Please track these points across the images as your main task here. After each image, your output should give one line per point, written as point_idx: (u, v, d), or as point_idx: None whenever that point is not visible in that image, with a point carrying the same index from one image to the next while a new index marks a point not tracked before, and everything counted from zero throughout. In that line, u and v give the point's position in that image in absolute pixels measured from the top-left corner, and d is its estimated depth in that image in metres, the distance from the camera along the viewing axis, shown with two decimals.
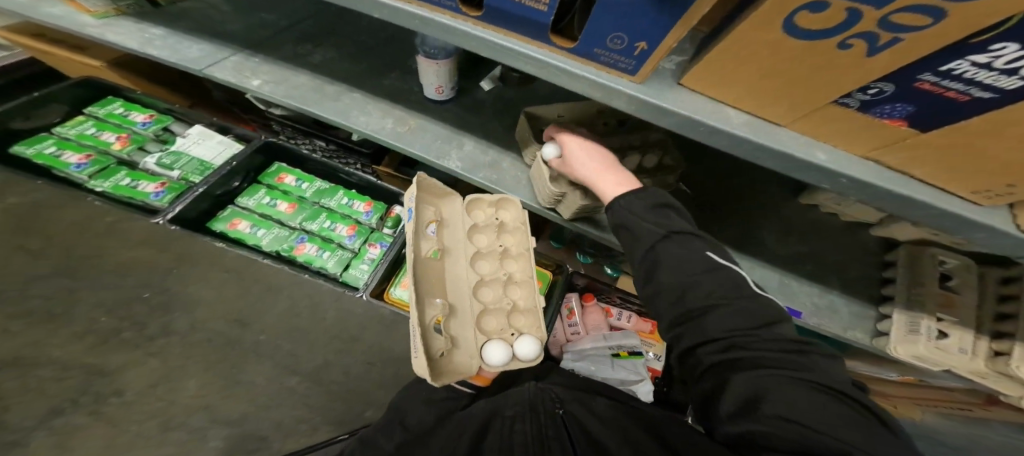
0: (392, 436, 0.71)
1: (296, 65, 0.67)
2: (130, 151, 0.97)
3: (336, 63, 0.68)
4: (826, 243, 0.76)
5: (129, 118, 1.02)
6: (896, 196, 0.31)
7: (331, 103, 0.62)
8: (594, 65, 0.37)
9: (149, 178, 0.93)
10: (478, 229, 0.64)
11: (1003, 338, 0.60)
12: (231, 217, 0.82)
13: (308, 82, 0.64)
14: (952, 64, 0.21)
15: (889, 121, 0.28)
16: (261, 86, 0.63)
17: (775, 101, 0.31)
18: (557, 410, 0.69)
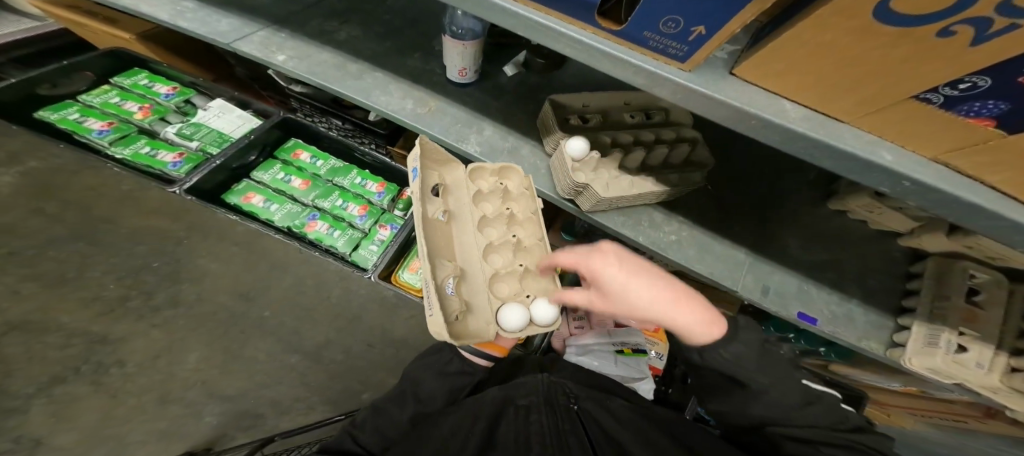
0: (404, 407, 0.72)
1: (319, 43, 0.64)
2: (151, 121, 0.98)
3: (362, 43, 0.65)
4: (847, 250, 0.74)
5: (152, 89, 1.03)
6: (963, 204, 0.29)
7: (353, 82, 0.60)
8: (640, 51, 0.35)
9: (168, 147, 0.94)
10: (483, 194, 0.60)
11: (1022, 355, 0.60)
12: (246, 191, 0.80)
13: (331, 59, 0.62)
14: None
15: (973, 120, 0.25)
16: (285, 62, 0.60)
17: (843, 93, 0.29)
18: (571, 406, 0.71)
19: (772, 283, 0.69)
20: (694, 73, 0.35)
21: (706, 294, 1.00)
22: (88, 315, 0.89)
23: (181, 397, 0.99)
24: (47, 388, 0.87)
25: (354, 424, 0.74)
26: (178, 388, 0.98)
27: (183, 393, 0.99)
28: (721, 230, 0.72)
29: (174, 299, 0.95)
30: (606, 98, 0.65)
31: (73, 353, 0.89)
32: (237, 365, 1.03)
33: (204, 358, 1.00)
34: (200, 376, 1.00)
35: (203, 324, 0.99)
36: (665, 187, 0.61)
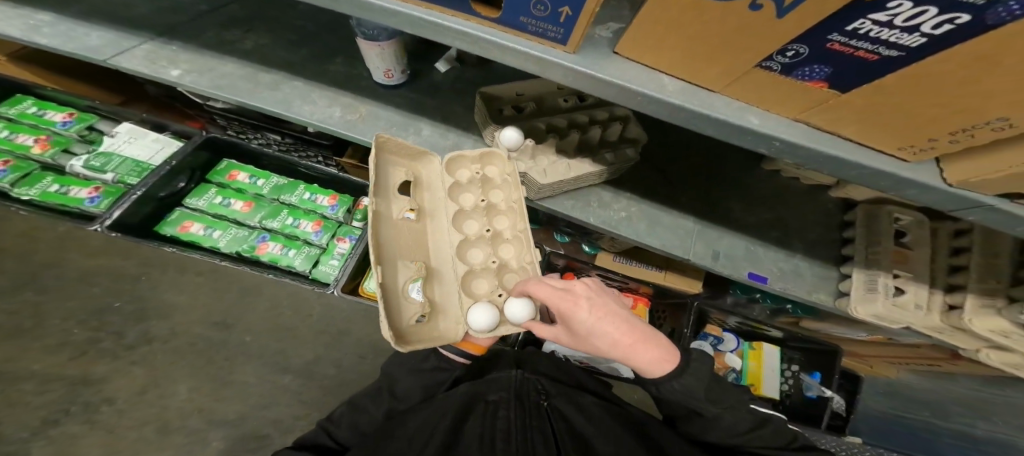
0: (380, 401, 0.82)
1: (223, 54, 0.63)
2: (53, 155, 0.84)
3: (272, 51, 0.65)
4: (790, 210, 0.76)
5: (45, 118, 0.88)
6: (825, 156, 0.31)
7: (268, 92, 0.60)
8: (526, 37, 0.33)
9: (79, 182, 0.83)
10: (460, 186, 0.57)
11: (955, 291, 0.64)
12: (182, 220, 0.81)
13: (238, 71, 0.62)
14: (856, 24, 0.20)
15: (811, 83, 0.27)
16: (183, 77, 0.60)
17: (705, 66, 0.30)
18: (543, 402, 0.73)
19: (722, 248, 0.71)
20: (580, 54, 0.34)
21: (673, 267, 1.02)
22: (64, 358, 1.09)
23: (181, 427, 1.09)
24: (43, 430, 1.04)
25: (330, 419, 0.82)
26: (175, 418, 1.09)
27: (181, 423, 1.09)
28: (668, 201, 0.73)
29: (144, 336, 1.12)
30: (538, 85, 0.65)
31: (53, 397, 1.07)
32: (229, 390, 1.13)
33: (192, 389, 1.11)
34: (193, 405, 1.11)
35: (184, 353, 1.13)
36: (601, 166, 0.60)
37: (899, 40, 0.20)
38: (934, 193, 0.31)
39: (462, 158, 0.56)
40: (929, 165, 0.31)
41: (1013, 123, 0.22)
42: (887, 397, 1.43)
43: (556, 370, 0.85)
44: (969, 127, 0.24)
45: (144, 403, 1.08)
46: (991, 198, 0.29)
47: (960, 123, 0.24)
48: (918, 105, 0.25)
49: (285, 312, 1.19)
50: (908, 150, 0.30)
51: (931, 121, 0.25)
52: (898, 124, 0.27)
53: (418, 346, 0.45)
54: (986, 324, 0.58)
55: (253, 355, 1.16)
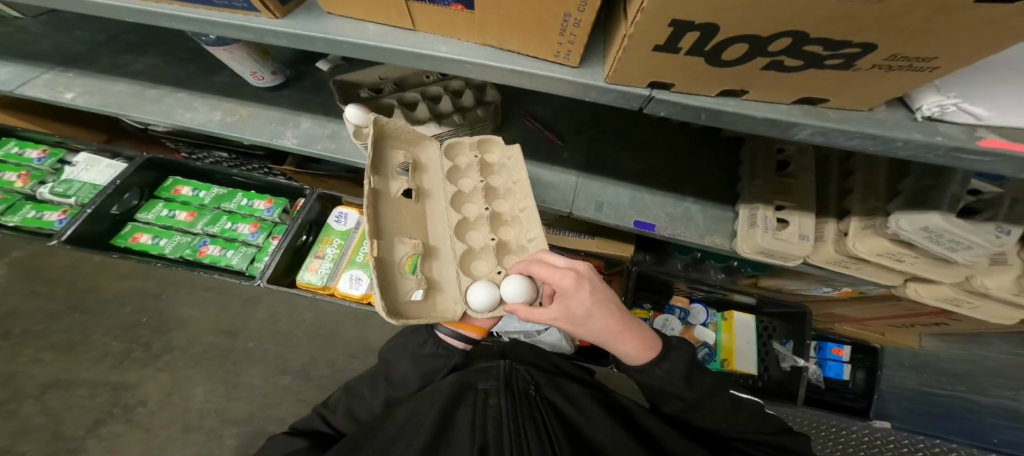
0: (377, 387, 0.84)
1: (113, 75, 0.77)
2: (31, 187, 1.00)
3: (162, 69, 0.78)
4: (677, 156, 0.74)
5: (24, 156, 1.03)
6: (503, 71, 0.36)
7: (152, 105, 0.72)
8: (235, 12, 0.39)
9: (51, 207, 0.98)
10: (459, 171, 0.64)
11: (846, 216, 0.59)
12: (133, 233, 0.95)
13: (127, 89, 0.75)
14: None
15: (454, 7, 0.33)
16: (75, 99, 0.74)
17: (383, 6, 0.35)
18: (531, 391, 0.67)
19: (607, 199, 0.71)
20: (290, 18, 0.39)
21: (603, 232, 0.99)
22: (105, 368, 1.22)
23: (200, 426, 1.17)
24: (94, 430, 1.14)
25: (326, 407, 0.90)
26: (195, 417, 1.18)
27: (201, 421, 1.17)
28: (550, 159, 0.75)
29: (169, 345, 1.26)
30: (397, 68, 0.68)
31: (101, 400, 1.18)
32: (240, 392, 1.22)
33: (209, 389, 1.21)
34: (212, 405, 1.19)
35: (200, 361, 1.25)
36: (449, 127, 0.66)
37: None
38: (608, 93, 0.35)
39: (463, 144, 0.64)
40: (597, 68, 0.35)
41: (579, 13, 0.28)
42: (911, 373, 1.24)
43: (540, 359, 0.83)
44: (563, 25, 0.30)
45: (171, 405, 1.19)
46: (646, 90, 0.33)
47: (555, 22, 0.30)
48: (518, 7, 0.30)
49: (282, 318, 1.31)
50: (560, 54, 0.33)
51: (538, 18, 0.30)
52: (531, 31, 0.32)
53: (415, 322, 0.47)
54: (869, 247, 0.54)
55: (256, 359, 1.27)
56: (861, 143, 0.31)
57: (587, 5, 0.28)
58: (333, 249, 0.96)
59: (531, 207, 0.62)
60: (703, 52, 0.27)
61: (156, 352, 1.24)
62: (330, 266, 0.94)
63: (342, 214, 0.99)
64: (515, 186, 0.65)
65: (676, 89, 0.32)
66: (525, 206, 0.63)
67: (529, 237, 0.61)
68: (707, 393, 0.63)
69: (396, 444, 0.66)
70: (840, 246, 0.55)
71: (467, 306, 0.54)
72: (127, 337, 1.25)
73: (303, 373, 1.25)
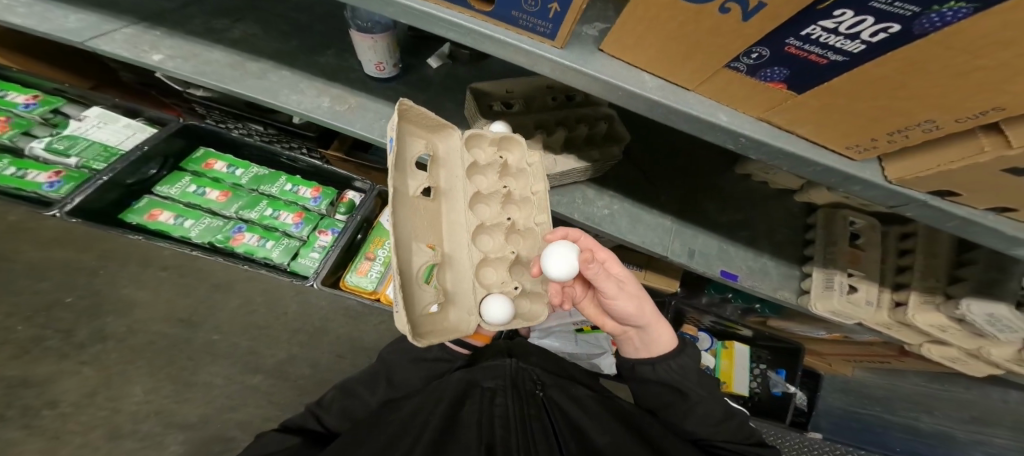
0: (376, 391, 0.73)
1: (210, 42, 0.67)
2: (10, 137, 0.77)
3: (261, 41, 0.70)
4: (760, 210, 0.79)
5: (6, 99, 0.81)
6: (783, 152, 0.35)
7: (254, 80, 0.64)
8: (514, 30, 0.39)
9: (38, 166, 0.75)
10: (477, 168, 0.55)
11: (901, 289, 0.70)
12: (150, 208, 0.81)
13: (224, 58, 0.66)
14: (808, 29, 0.23)
15: (772, 84, 0.30)
16: (163, 62, 0.63)
17: (681, 65, 0.33)
18: (539, 392, 0.70)
19: (697, 247, 0.73)
20: (567, 49, 0.39)
21: (651, 266, 1.03)
22: None
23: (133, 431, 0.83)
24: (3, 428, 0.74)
25: (319, 403, 0.70)
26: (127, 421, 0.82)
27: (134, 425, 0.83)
28: (648, 199, 0.75)
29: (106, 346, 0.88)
30: (526, 83, 0.68)
31: None
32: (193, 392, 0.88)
33: (153, 389, 0.83)
34: (152, 407, 0.83)
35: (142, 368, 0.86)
36: (586, 163, 0.66)
37: (844, 45, 0.23)
38: (877, 190, 0.34)
39: (485, 138, 0.55)
40: (874, 163, 0.34)
41: (940, 124, 0.25)
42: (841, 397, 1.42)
43: (551, 365, 0.83)
44: (904, 128, 0.27)
45: (91, 407, 0.79)
46: (924, 194, 0.32)
47: (896, 125, 0.27)
48: (866, 104, 0.27)
49: (259, 308, 0.87)
50: (855, 149, 0.32)
51: (871, 121, 0.28)
52: (845, 127, 0.30)
53: (431, 342, 0.45)
54: (927, 319, 0.64)
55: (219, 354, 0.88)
56: None
57: (974, 119, 0.24)
58: (385, 251, 0.90)
59: (548, 222, 0.57)
60: None
61: (83, 341, 0.76)
62: (381, 269, 0.87)
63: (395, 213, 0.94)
64: (533, 196, 0.57)
65: (954, 198, 0.32)
66: (540, 219, 0.57)
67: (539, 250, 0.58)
68: (704, 397, 0.63)
69: (401, 439, 0.59)
70: (905, 313, 0.64)
71: (482, 318, 0.51)
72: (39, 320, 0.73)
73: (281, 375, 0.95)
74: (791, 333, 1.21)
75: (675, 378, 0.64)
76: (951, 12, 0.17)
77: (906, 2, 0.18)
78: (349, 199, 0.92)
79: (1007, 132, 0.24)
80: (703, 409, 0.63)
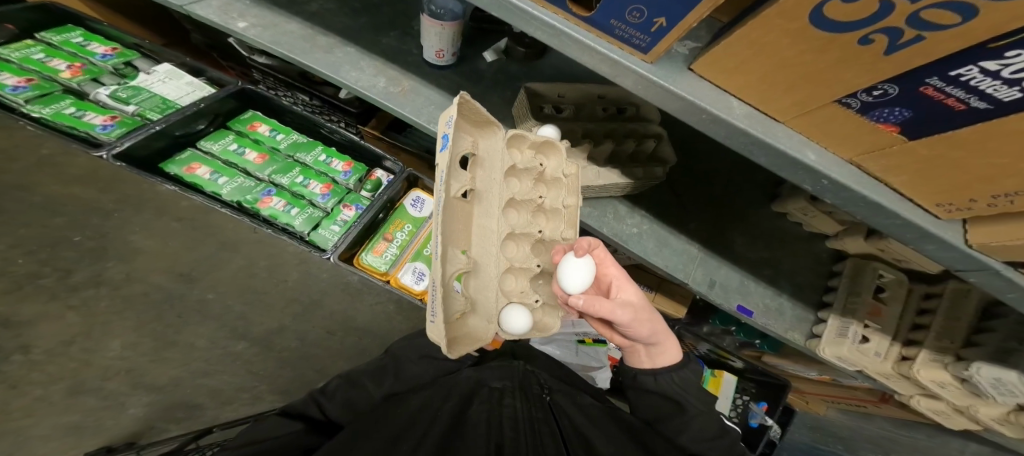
0: (381, 384, 0.70)
1: (290, 13, 0.65)
2: (79, 80, 0.73)
3: (333, 16, 0.67)
4: (786, 250, 0.80)
5: (84, 47, 0.77)
6: (867, 200, 0.35)
7: (323, 55, 0.62)
8: (610, 40, 0.38)
9: (98, 109, 0.71)
10: (514, 171, 0.52)
11: (912, 345, 0.72)
12: (190, 161, 0.78)
13: (299, 30, 0.64)
14: (962, 70, 0.23)
15: (883, 125, 0.30)
16: (247, 30, 0.61)
17: (780, 96, 0.33)
18: (545, 396, 0.70)
19: (720, 277, 0.74)
20: (657, 64, 0.38)
21: (663, 288, 1.05)
22: None
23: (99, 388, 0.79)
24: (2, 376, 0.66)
25: (323, 392, 0.65)
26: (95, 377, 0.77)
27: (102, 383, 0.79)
28: (679, 224, 0.76)
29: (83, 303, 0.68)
30: (580, 92, 0.68)
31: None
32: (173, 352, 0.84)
33: (132, 346, 0.77)
34: (126, 365, 0.80)
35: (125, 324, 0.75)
36: (629, 180, 0.65)
37: (995, 92, 0.23)
38: (951, 251, 0.35)
39: (526, 140, 0.52)
40: (956, 224, 0.35)
41: None
42: (808, 434, 1.45)
43: (558, 372, 0.83)
44: (1011, 193, 0.28)
45: (62, 357, 0.71)
46: (998, 263, 0.34)
47: (1007, 188, 0.28)
48: (981, 160, 0.27)
49: (260, 272, 0.81)
50: (945, 207, 0.33)
51: (977, 179, 0.29)
52: (946, 181, 0.30)
53: (459, 351, 0.45)
54: (930, 375, 0.66)
55: (210, 315, 0.83)
56: None
57: None
58: (402, 235, 0.88)
59: (575, 238, 0.54)
60: None
61: (78, 284, 0.66)
62: (396, 252, 0.86)
63: (419, 200, 0.92)
64: (563, 209, 0.55)
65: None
66: (568, 234, 0.55)
67: None
68: (705, 415, 0.63)
69: (411, 429, 0.56)
70: (914, 367, 0.67)
71: (500, 327, 0.49)
72: (41, 256, 0.61)
73: (266, 345, 0.94)
74: (780, 368, 1.25)
75: (675, 391, 0.64)
76: None
77: None
78: (377, 178, 0.90)
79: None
80: (696, 413, 0.63)
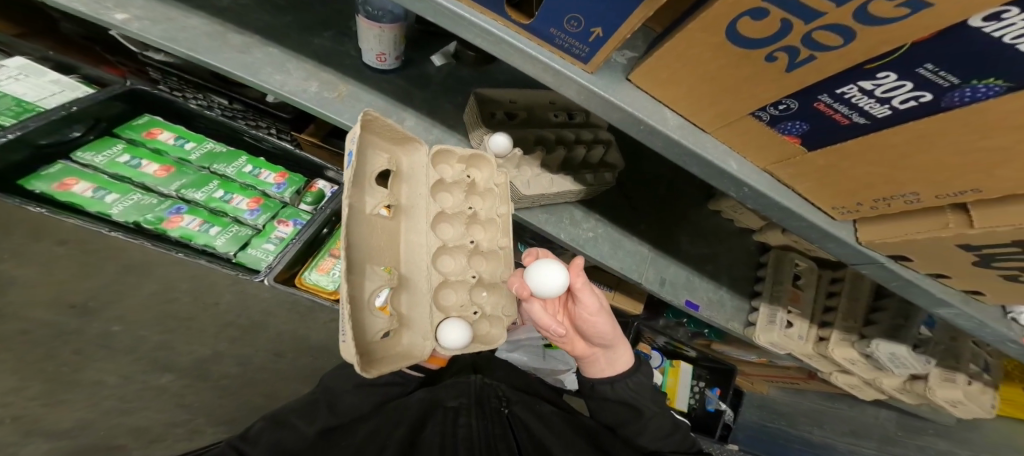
0: (314, 420, 0.62)
1: (190, 6, 0.59)
2: None
3: (247, 11, 0.62)
4: (723, 246, 0.87)
5: None
6: (779, 205, 0.39)
7: (235, 55, 0.57)
8: (550, 49, 0.39)
9: None
10: (443, 186, 0.51)
11: (826, 326, 0.80)
12: (62, 176, 0.65)
13: (202, 26, 0.58)
14: (845, 88, 0.26)
15: (788, 138, 0.33)
16: (128, 23, 0.53)
17: (703, 109, 0.36)
18: (503, 409, 0.72)
19: (669, 276, 0.78)
20: (597, 75, 0.39)
21: (621, 287, 1.09)
22: None
23: None
24: None
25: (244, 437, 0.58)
26: None
27: None
28: (629, 227, 0.79)
29: None
30: (531, 96, 0.69)
31: None
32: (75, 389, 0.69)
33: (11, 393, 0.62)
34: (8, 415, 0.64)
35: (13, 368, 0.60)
36: (581, 186, 0.67)
37: (871, 108, 0.26)
38: (847, 248, 0.40)
39: (454, 154, 0.50)
40: (848, 224, 0.40)
41: (919, 198, 0.30)
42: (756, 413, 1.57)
43: (514, 377, 0.83)
44: (889, 197, 0.32)
45: None
46: (883, 257, 0.39)
47: (883, 194, 0.32)
48: (863, 168, 0.31)
49: (183, 296, 0.71)
50: (839, 209, 0.37)
51: (859, 186, 0.33)
52: (840, 188, 0.34)
53: (383, 370, 0.41)
54: (843, 353, 0.75)
55: (118, 349, 0.71)
56: (957, 319, 0.42)
57: (948, 196, 0.29)
58: None
59: (512, 246, 0.52)
60: (978, 252, 0.31)
61: None
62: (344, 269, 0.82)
63: None
64: (498, 218, 0.52)
65: (907, 263, 0.38)
66: (504, 243, 0.53)
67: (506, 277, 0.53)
68: (658, 417, 0.63)
69: None
70: (829, 347, 0.75)
71: (437, 342, 0.47)
72: None
73: (200, 374, 0.84)
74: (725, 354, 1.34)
75: (630, 396, 0.62)
76: (985, 87, 0.20)
77: (950, 72, 0.21)
78: (318, 189, 0.85)
79: (970, 214, 0.29)
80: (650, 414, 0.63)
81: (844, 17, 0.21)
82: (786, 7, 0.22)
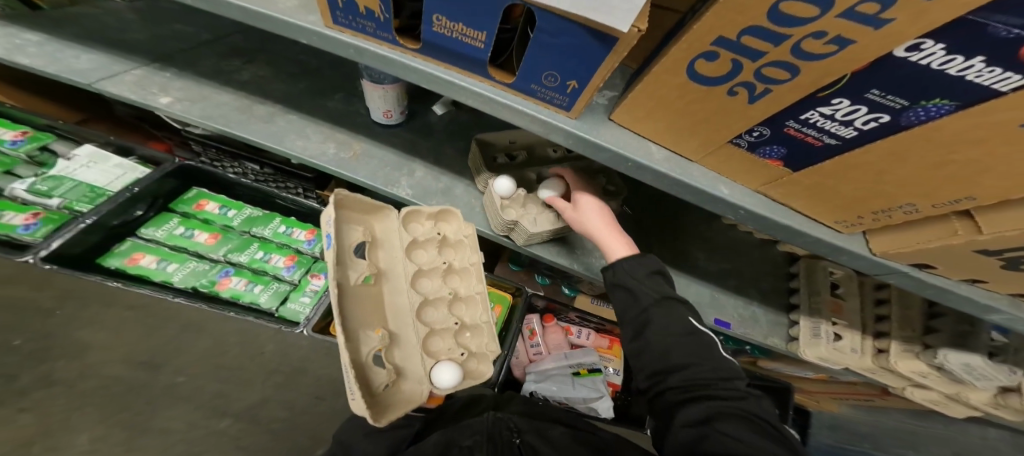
0: None
1: (217, 83, 0.69)
2: None
3: (268, 81, 0.72)
4: (748, 257, 0.83)
5: None
6: (779, 225, 0.37)
7: (261, 125, 0.65)
8: (531, 99, 0.41)
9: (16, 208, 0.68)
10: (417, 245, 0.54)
11: (881, 336, 0.72)
12: (131, 252, 0.76)
13: (231, 101, 0.68)
14: (807, 114, 0.26)
15: (769, 161, 0.33)
16: (172, 105, 0.64)
17: (682, 140, 0.37)
18: (514, 439, 0.68)
19: (691, 296, 0.75)
20: (580, 119, 0.41)
21: None
22: None
23: None
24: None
25: None
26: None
27: None
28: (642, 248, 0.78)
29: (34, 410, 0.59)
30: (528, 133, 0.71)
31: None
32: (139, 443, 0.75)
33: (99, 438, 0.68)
34: None
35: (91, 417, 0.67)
36: None
37: (837, 130, 0.26)
38: (863, 260, 0.38)
39: (422, 214, 0.54)
40: (858, 236, 0.38)
41: (916, 208, 0.29)
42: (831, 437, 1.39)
43: (534, 408, 0.80)
44: (887, 209, 0.31)
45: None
46: (905, 266, 0.36)
47: (879, 206, 0.31)
48: (850, 186, 0.31)
49: (231, 349, 0.77)
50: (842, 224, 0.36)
51: (852, 203, 0.32)
52: (835, 205, 0.34)
53: (392, 418, 0.43)
54: (908, 366, 0.66)
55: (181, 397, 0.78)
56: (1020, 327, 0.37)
57: (942, 205, 0.27)
58: None
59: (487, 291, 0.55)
60: (1004, 259, 0.28)
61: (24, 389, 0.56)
62: None
63: None
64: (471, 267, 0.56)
65: (932, 270, 0.35)
66: (479, 288, 0.56)
67: (488, 318, 0.55)
68: None
69: None
70: (890, 359, 0.67)
71: (432, 384, 0.50)
72: None
73: (251, 418, 0.90)
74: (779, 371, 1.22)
75: None
76: (936, 107, 0.21)
77: (897, 95, 0.21)
78: None
79: (975, 219, 0.27)
80: None
81: (784, 53, 0.22)
82: (732, 50, 0.24)
